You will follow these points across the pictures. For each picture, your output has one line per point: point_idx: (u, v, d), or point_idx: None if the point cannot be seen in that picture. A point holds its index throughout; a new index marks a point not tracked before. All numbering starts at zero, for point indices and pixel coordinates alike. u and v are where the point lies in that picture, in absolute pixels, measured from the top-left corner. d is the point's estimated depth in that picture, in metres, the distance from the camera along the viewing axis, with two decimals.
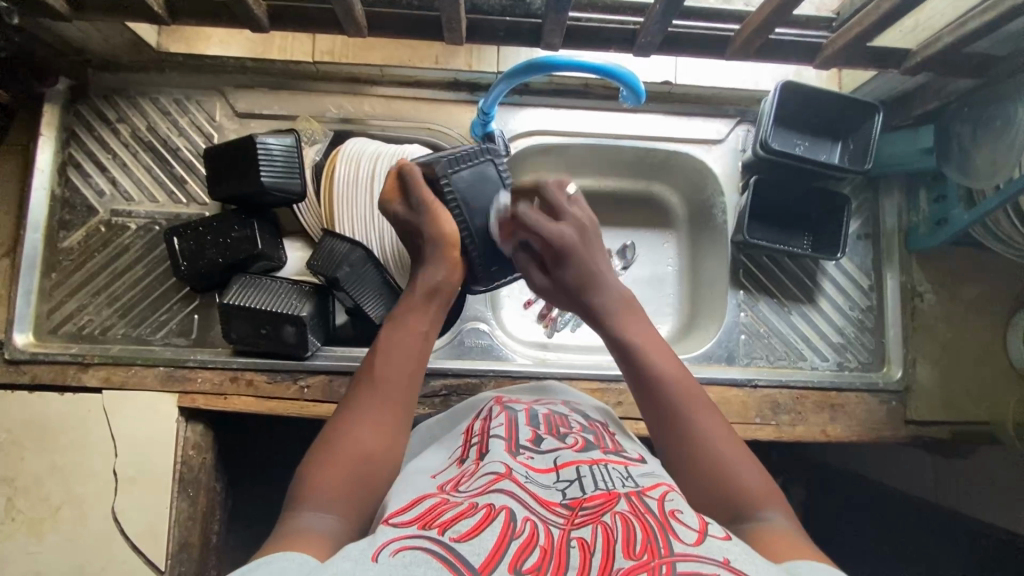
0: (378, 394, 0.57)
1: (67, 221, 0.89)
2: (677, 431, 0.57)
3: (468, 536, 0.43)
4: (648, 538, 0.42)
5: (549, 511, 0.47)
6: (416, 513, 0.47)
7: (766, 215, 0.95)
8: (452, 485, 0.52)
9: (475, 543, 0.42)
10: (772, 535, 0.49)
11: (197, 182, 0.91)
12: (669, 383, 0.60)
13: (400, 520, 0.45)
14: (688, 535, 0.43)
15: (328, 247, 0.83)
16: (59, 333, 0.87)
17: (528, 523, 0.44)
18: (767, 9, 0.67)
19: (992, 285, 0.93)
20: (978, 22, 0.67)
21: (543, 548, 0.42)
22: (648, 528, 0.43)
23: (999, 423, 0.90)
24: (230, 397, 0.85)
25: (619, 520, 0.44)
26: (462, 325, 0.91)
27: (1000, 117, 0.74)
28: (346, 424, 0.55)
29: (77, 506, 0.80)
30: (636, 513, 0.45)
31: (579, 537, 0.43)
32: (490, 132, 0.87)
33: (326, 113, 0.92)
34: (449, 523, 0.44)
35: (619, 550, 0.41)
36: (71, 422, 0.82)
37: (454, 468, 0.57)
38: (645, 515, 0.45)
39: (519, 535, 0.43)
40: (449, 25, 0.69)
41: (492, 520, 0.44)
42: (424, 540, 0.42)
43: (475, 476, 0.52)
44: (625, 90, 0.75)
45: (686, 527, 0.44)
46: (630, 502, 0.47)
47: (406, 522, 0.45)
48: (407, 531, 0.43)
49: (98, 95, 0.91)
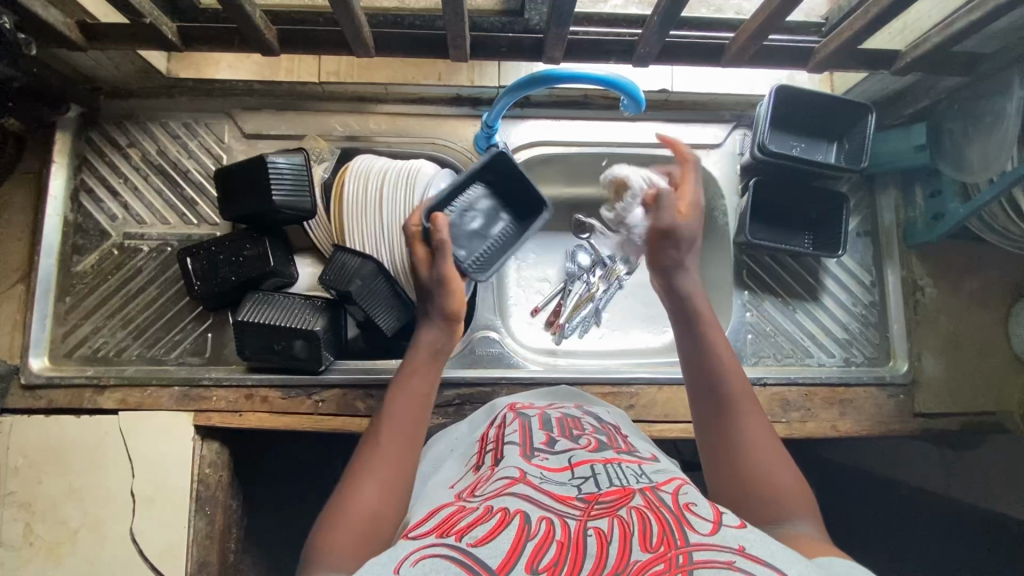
0: (381, 452, 0.60)
1: (80, 246, 0.90)
2: (736, 457, 0.56)
3: (485, 540, 0.44)
4: (664, 531, 0.43)
5: (565, 505, 0.48)
6: (433, 523, 0.48)
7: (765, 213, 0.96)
8: (470, 491, 0.54)
9: (492, 546, 0.43)
10: (799, 532, 0.51)
11: (207, 203, 0.93)
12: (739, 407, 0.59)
13: (418, 533, 0.47)
14: (702, 525, 0.44)
15: (339, 262, 0.84)
16: (75, 356, 0.88)
17: (543, 522, 0.45)
18: (758, 19, 0.69)
19: (992, 276, 0.95)
20: (963, 22, 0.69)
21: (560, 542, 0.43)
22: (663, 520, 0.45)
23: (1005, 411, 0.91)
24: (245, 414, 0.86)
25: (635, 514, 0.46)
26: (473, 334, 0.92)
27: (990, 112, 0.77)
28: (354, 483, 0.57)
29: (96, 528, 0.80)
30: (651, 507, 0.47)
31: (595, 526, 0.45)
32: (493, 143, 0.89)
33: (333, 131, 0.94)
34: (466, 529, 0.45)
35: (636, 542, 0.42)
36: (88, 444, 0.82)
37: (471, 475, 0.58)
38: (660, 508, 0.47)
39: (535, 535, 0.44)
40: (455, 43, 0.71)
41: (507, 524, 0.45)
42: (443, 548, 0.43)
43: (491, 480, 0.54)
44: (625, 99, 0.77)
45: (701, 517, 0.46)
46: (645, 497, 0.49)
47: (424, 534, 0.46)
48: (426, 541, 0.45)
49: (110, 122, 0.93)
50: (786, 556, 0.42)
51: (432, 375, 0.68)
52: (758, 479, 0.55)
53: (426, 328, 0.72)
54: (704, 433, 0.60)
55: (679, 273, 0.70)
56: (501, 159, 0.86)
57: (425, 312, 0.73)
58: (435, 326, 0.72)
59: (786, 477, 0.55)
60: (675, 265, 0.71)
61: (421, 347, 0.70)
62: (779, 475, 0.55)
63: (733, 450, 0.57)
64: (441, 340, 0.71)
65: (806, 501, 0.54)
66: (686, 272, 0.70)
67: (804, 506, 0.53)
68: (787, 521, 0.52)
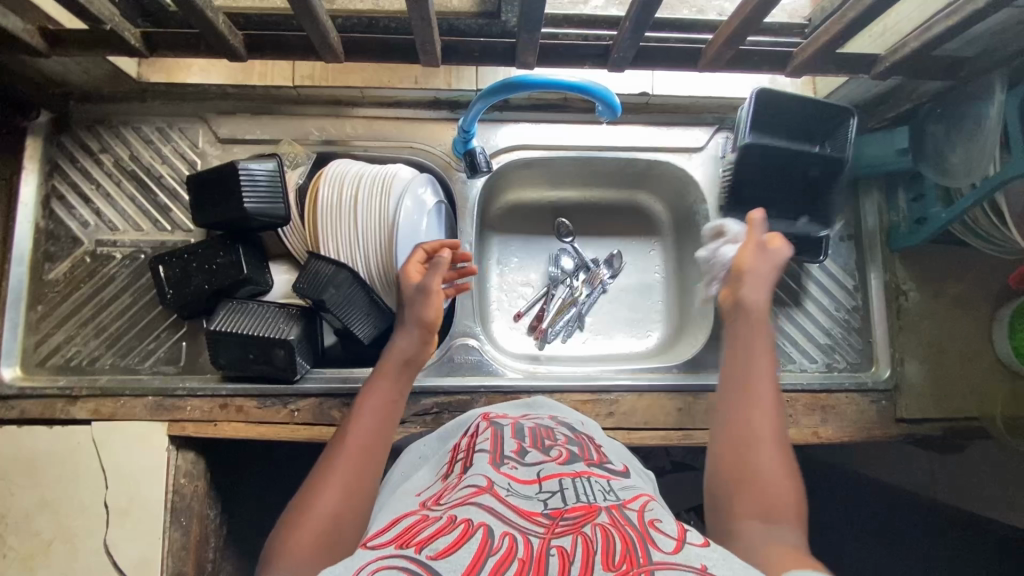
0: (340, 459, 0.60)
1: (52, 254, 0.89)
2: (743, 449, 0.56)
3: (445, 553, 0.42)
4: (628, 548, 0.42)
5: (529, 521, 0.47)
6: (394, 533, 0.47)
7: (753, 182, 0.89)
8: (434, 499, 0.53)
9: (452, 560, 0.42)
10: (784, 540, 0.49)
11: (181, 209, 0.91)
12: (760, 412, 0.59)
13: (377, 542, 0.45)
14: (667, 543, 0.44)
15: (314, 269, 0.83)
16: (47, 366, 0.87)
17: (506, 537, 0.44)
18: (734, 23, 0.68)
19: (975, 280, 0.94)
20: (942, 27, 0.68)
21: (521, 560, 0.42)
22: (628, 538, 0.44)
23: (988, 418, 0.90)
24: (220, 423, 0.85)
25: (599, 532, 0.45)
26: (452, 341, 0.91)
27: (972, 117, 0.75)
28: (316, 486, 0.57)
29: (69, 540, 0.79)
30: (617, 525, 0.46)
31: (558, 546, 0.43)
32: (470, 148, 0.88)
33: (309, 136, 0.92)
34: (425, 541, 0.44)
35: (598, 561, 0.41)
36: (61, 455, 0.81)
37: (438, 484, 0.58)
38: (625, 526, 0.46)
39: (496, 550, 0.43)
40: (425, 49, 0.70)
41: (469, 537, 0.44)
42: (400, 559, 0.42)
43: (457, 488, 0.53)
44: (600, 105, 0.75)
45: (665, 535, 0.45)
46: (611, 515, 0.48)
47: (383, 544, 0.45)
48: (385, 552, 0.43)
49: (81, 127, 0.91)
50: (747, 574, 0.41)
51: (399, 384, 0.69)
52: (757, 485, 0.54)
53: (399, 337, 0.72)
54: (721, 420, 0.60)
55: (750, 282, 0.68)
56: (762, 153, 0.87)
57: (403, 321, 0.73)
58: (409, 334, 0.72)
59: (784, 491, 0.54)
60: (750, 272, 0.68)
61: (392, 355, 0.70)
62: (779, 488, 0.54)
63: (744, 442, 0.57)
64: (412, 351, 0.71)
65: (800, 515, 0.52)
66: (746, 285, 0.67)
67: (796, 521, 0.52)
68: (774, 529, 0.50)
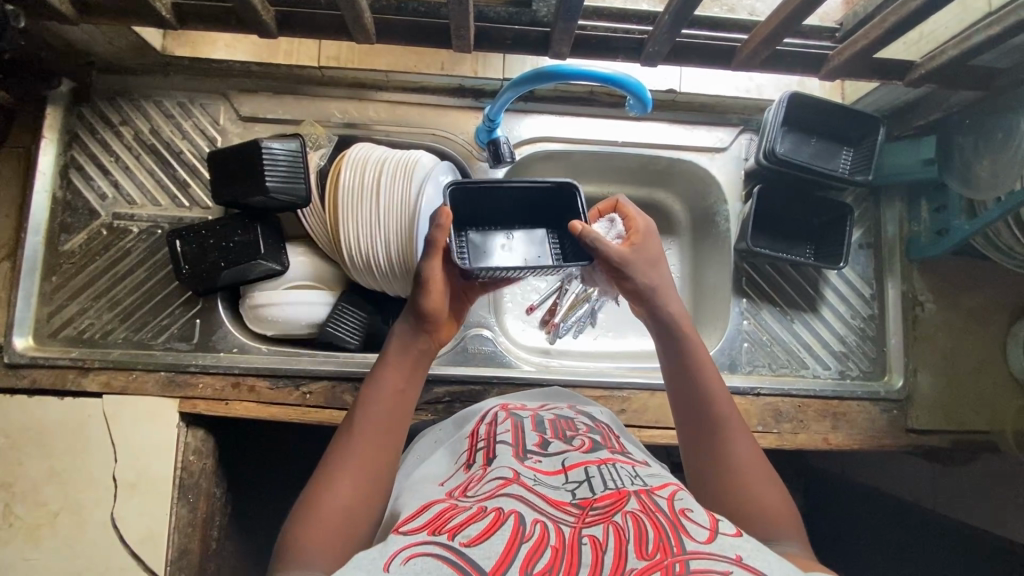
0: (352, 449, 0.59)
1: (68, 225, 0.88)
2: (725, 471, 0.59)
3: (477, 541, 0.42)
4: (661, 537, 0.42)
5: (560, 510, 0.47)
6: (425, 519, 0.47)
7: (805, 128, 0.89)
8: (461, 490, 0.53)
9: (486, 548, 0.41)
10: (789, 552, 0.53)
11: (200, 186, 0.91)
12: (727, 432, 0.62)
13: (409, 528, 0.46)
14: (699, 533, 0.44)
15: (364, 253, 0.83)
16: (59, 337, 0.86)
17: (538, 525, 0.44)
18: (771, 23, 0.67)
19: (992, 294, 0.94)
20: (982, 36, 0.67)
21: (554, 548, 0.42)
22: (659, 526, 0.44)
23: (998, 432, 0.90)
24: (231, 402, 0.85)
25: (630, 519, 0.45)
26: (466, 331, 0.91)
27: (1001, 129, 0.75)
28: (329, 477, 0.57)
29: (78, 513, 0.79)
30: (647, 512, 0.46)
31: (590, 535, 0.43)
32: (495, 137, 0.88)
33: (331, 118, 0.91)
34: (458, 528, 0.44)
35: (632, 550, 0.41)
36: (73, 426, 0.81)
37: (462, 473, 0.57)
38: (656, 514, 0.46)
39: (529, 538, 0.43)
40: (459, 33, 0.69)
41: (502, 524, 0.44)
42: (434, 546, 0.42)
43: (484, 481, 0.52)
44: (631, 99, 0.75)
45: (697, 525, 0.45)
46: (641, 501, 0.48)
47: (415, 529, 0.45)
48: (417, 538, 0.43)
49: (101, 98, 0.90)
50: (781, 568, 0.41)
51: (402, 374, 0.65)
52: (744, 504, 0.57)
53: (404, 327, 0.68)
54: (693, 452, 0.62)
55: (663, 296, 0.69)
56: (794, 130, 0.88)
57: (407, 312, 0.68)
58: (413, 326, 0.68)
59: (776, 499, 0.57)
60: (660, 287, 0.69)
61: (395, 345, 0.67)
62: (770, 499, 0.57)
63: (720, 471, 0.60)
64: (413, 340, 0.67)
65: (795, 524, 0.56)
66: (662, 299, 0.69)
67: (794, 528, 0.56)
68: (775, 542, 0.54)
